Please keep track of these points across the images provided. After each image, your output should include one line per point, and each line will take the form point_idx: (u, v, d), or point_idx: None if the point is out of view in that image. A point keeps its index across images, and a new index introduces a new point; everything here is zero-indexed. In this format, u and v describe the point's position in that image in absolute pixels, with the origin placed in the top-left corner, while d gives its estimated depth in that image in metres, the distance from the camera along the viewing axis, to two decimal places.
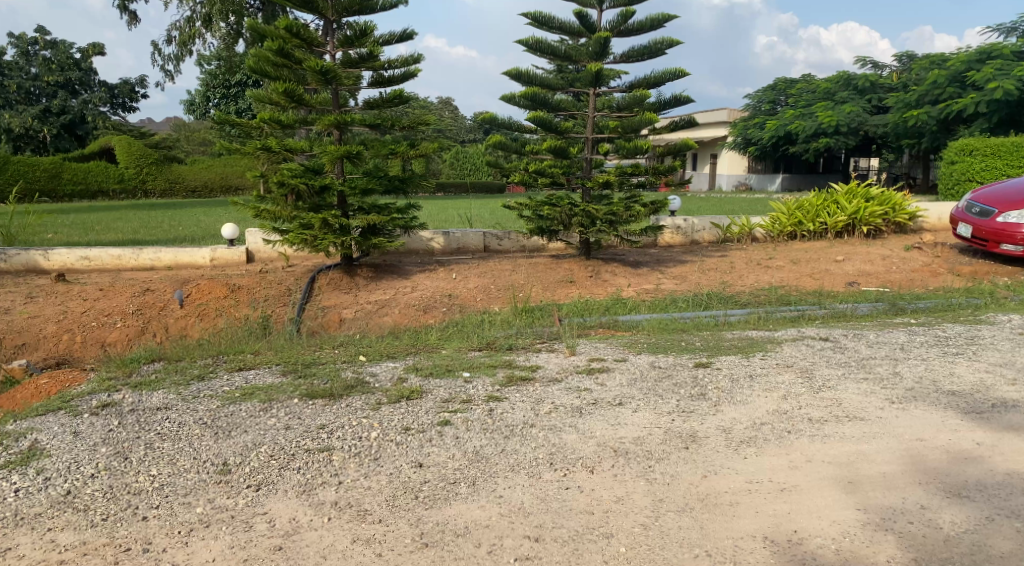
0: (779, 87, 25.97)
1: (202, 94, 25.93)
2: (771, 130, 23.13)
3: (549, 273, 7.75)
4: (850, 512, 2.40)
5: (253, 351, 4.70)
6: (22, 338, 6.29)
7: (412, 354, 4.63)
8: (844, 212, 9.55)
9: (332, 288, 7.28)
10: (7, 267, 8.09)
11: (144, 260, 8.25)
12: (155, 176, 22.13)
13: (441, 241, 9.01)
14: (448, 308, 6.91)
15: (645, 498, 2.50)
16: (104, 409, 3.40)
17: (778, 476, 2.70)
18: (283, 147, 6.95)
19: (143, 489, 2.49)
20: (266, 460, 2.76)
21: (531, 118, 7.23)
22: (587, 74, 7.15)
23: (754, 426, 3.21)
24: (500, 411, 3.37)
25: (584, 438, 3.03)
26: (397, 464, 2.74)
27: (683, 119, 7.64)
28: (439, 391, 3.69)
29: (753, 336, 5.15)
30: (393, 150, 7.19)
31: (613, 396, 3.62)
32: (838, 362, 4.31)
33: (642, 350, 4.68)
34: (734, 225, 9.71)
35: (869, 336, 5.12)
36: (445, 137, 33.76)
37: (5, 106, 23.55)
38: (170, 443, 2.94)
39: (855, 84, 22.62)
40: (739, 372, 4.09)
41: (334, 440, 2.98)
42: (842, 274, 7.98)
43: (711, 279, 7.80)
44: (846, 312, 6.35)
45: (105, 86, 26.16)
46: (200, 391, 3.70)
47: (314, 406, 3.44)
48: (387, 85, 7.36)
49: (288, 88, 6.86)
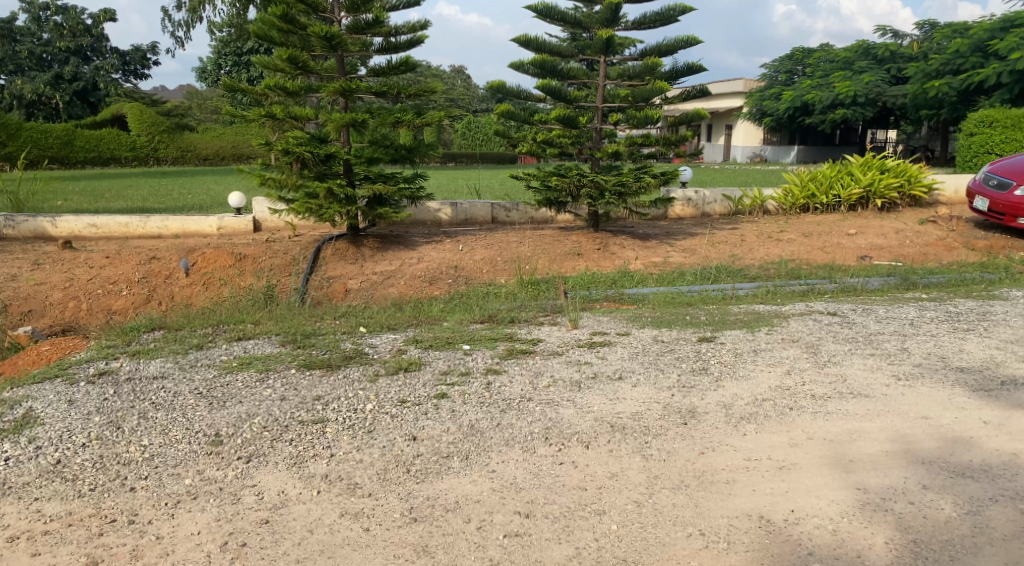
0: (796, 56, 25.41)
1: (213, 62, 25.71)
2: (787, 100, 22.71)
3: (556, 245, 7.66)
4: (848, 492, 2.35)
5: (254, 321, 4.68)
6: (28, 305, 6.31)
7: (414, 326, 4.59)
8: (858, 184, 9.36)
9: (337, 259, 7.23)
10: (16, 234, 8.12)
11: (152, 228, 8.25)
12: (167, 144, 22.08)
13: (449, 212, 8.93)
14: (454, 279, 6.86)
15: (641, 475, 2.45)
16: (101, 377, 3.40)
17: (777, 453, 2.65)
18: (288, 115, 6.88)
19: (133, 460, 2.48)
20: (258, 431, 2.74)
21: (540, 86, 7.09)
22: (598, 41, 6.98)
23: (756, 403, 3.15)
24: (498, 384, 3.33)
25: (582, 413, 2.99)
26: (391, 437, 2.71)
27: (695, 89, 7.47)
28: (438, 363, 3.66)
29: (760, 310, 5.08)
30: (399, 118, 7.03)
31: (613, 370, 3.58)
32: (845, 338, 4.23)
33: (646, 324, 4.62)
34: (746, 198, 9.56)
35: (879, 311, 5.03)
36: (457, 106, 33.42)
37: (17, 73, 23.59)
38: (163, 413, 2.93)
39: (874, 54, 22.12)
40: (743, 347, 4.02)
41: (328, 411, 2.96)
42: (853, 248, 7.85)
43: (720, 252, 7.69)
44: (857, 287, 6.24)
45: (117, 53, 26.00)
46: (199, 360, 3.68)
47: (312, 376, 3.42)
48: (394, 52, 7.22)
49: (292, 54, 6.77)
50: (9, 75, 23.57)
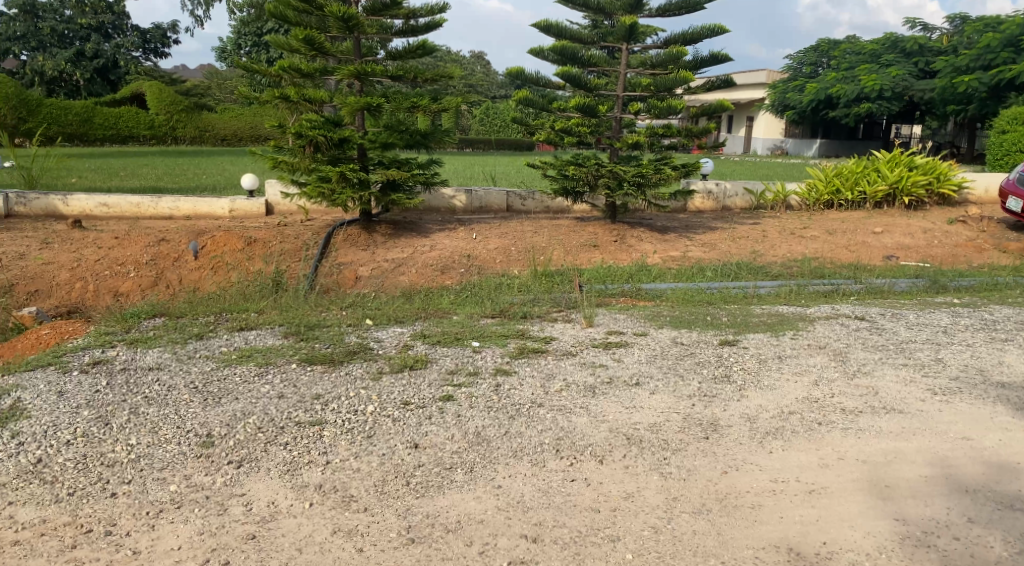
0: (822, 48, 24.79)
1: (233, 42, 25.48)
2: (812, 92, 22.21)
3: (572, 236, 7.46)
4: (885, 524, 2.16)
5: (258, 310, 4.53)
6: (35, 285, 6.19)
7: (421, 319, 4.41)
8: (885, 180, 9.06)
9: (348, 245, 7.08)
10: (27, 211, 8.02)
11: (163, 209, 8.14)
12: (185, 124, 21.94)
13: (464, 199, 8.74)
14: (467, 269, 6.68)
15: (658, 496, 2.28)
16: (95, 366, 3.24)
17: (806, 475, 2.47)
18: (302, 97, 6.71)
19: (118, 461, 2.30)
20: (252, 433, 2.58)
21: (560, 73, 6.88)
22: (621, 28, 6.73)
23: (782, 416, 2.96)
24: (507, 387, 3.16)
25: (595, 422, 2.81)
26: (391, 443, 2.55)
27: (721, 79, 7.20)
28: (446, 361, 3.50)
29: (784, 312, 4.86)
30: (415, 103, 6.83)
31: (630, 375, 3.39)
32: (874, 345, 4.01)
33: (665, 324, 4.42)
34: (769, 192, 9.29)
35: (909, 316, 4.79)
36: (477, 92, 33.10)
37: (39, 49, 23.65)
38: (155, 408, 2.76)
39: (902, 47, 21.60)
40: (767, 353, 3.81)
41: (327, 412, 2.80)
42: (880, 247, 7.58)
43: (741, 247, 7.46)
44: (884, 288, 6.01)
45: (137, 30, 25.88)
46: (197, 351, 3.54)
47: (312, 372, 3.27)
48: (411, 34, 7.02)
49: (307, 35, 6.59)
50: (31, 52, 23.65)
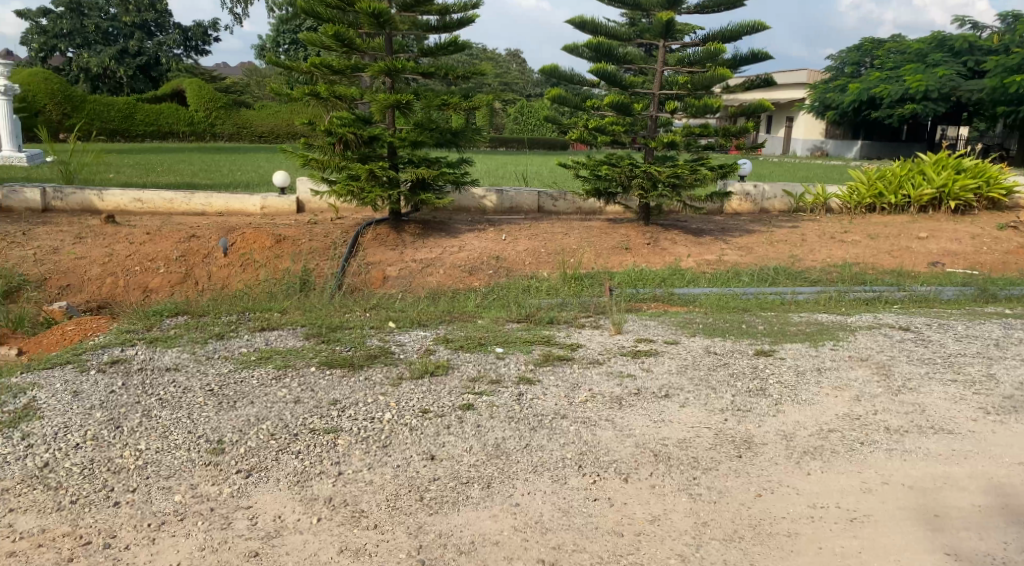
0: (865, 47, 24.10)
1: (272, 39, 25.66)
2: (853, 93, 21.52)
3: (604, 238, 7.30)
4: (935, 560, 1.99)
5: (281, 310, 4.47)
6: (67, 280, 6.26)
7: (445, 323, 4.31)
8: (931, 184, 8.71)
9: (377, 244, 7.02)
10: (64, 206, 8.13)
11: (196, 205, 8.19)
12: (224, 120, 22.24)
13: (494, 199, 8.63)
14: (495, 270, 6.58)
15: (686, 520, 2.14)
16: (112, 365, 3.21)
17: (846, 500, 2.30)
18: (332, 94, 6.66)
19: (124, 467, 2.23)
20: (264, 440, 2.49)
21: (594, 70, 6.73)
22: (657, 24, 6.55)
23: (820, 434, 2.78)
24: (530, 397, 3.03)
25: (621, 437, 2.67)
26: (406, 454, 2.45)
27: (760, 78, 6.97)
28: (468, 368, 3.39)
29: (823, 321, 4.64)
30: (446, 101, 6.74)
31: (659, 386, 3.23)
32: (920, 358, 3.78)
33: (697, 332, 4.25)
34: (808, 195, 9.03)
35: (957, 328, 4.54)
36: (512, 90, 33.00)
37: (85, 47, 24.22)
38: (168, 412, 2.70)
39: (950, 46, 20.91)
40: (805, 365, 3.62)
41: (343, 420, 2.71)
42: (925, 252, 7.28)
43: (779, 251, 7.22)
44: (929, 297, 5.74)
45: (180, 28, 26.30)
46: (217, 351, 3.48)
47: (331, 376, 3.18)
48: (444, 31, 6.92)
49: (338, 31, 6.53)
50: (78, 49, 24.23)
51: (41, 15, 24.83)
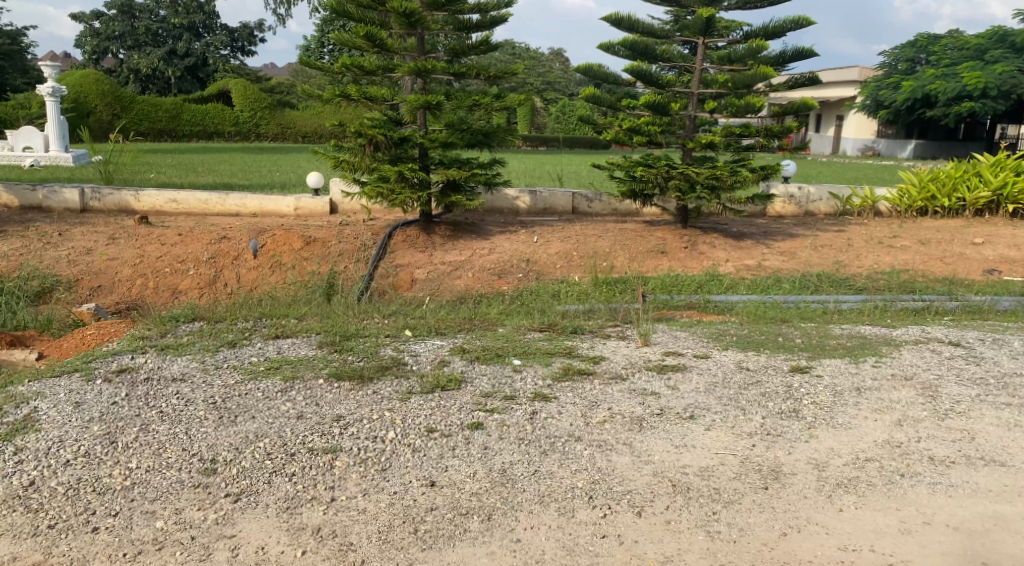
0: (920, 43, 23.19)
1: (315, 39, 25.88)
2: (906, 91, 20.73)
3: (639, 241, 7.07)
4: None
5: (298, 316, 4.38)
6: (99, 281, 6.33)
7: (464, 331, 4.16)
8: (988, 186, 8.26)
9: (406, 246, 6.92)
10: (102, 206, 8.24)
11: (230, 205, 8.23)
12: (268, 120, 22.54)
13: (527, 200, 8.46)
14: (525, 274, 6.42)
15: (702, 563, 1.95)
16: (119, 375, 3.20)
17: (883, 543, 2.07)
18: (363, 95, 6.57)
19: (110, 488, 2.20)
20: (260, 459, 2.42)
21: (630, 68, 6.53)
22: (697, 21, 6.29)
23: (857, 464, 2.54)
24: (544, 416, 2.86)
25: (638, 464, 2.49)
26: (405, 480, 2.33)
27: (805, 76, 6.66)
28: (481, 382, 3.23)
29: (866, 334, 4.35)
30: (477, 101, 6.59)
31: (683, 407, 3.02)
32: (971, 378, 3.48)
33: (729, 346, 4.01)
34: (856, 197, 8.60)
35: (1013, 343, 4.19)
36: (555, 88, 32.70)
37: (136, 49, 24.82)
38: (166, 426, 2.66)
39: (1012, 42, 20.11)
40: (843, 384, 3.36)
41: (344, 438, 2.60)
42: (979, 259, 6.86)
43: (823, 257, 6.89)
44: (983, 308, 5.38)
45: (226, 29, 26.74)
46: (226, 361, 3.44)
47: (339, 390, 3.06)
48: (475, 30, 6.77)
49: (369, 31, 6.43)
50: (130, 51, 24.86)
51: (95, 19, 25.52)
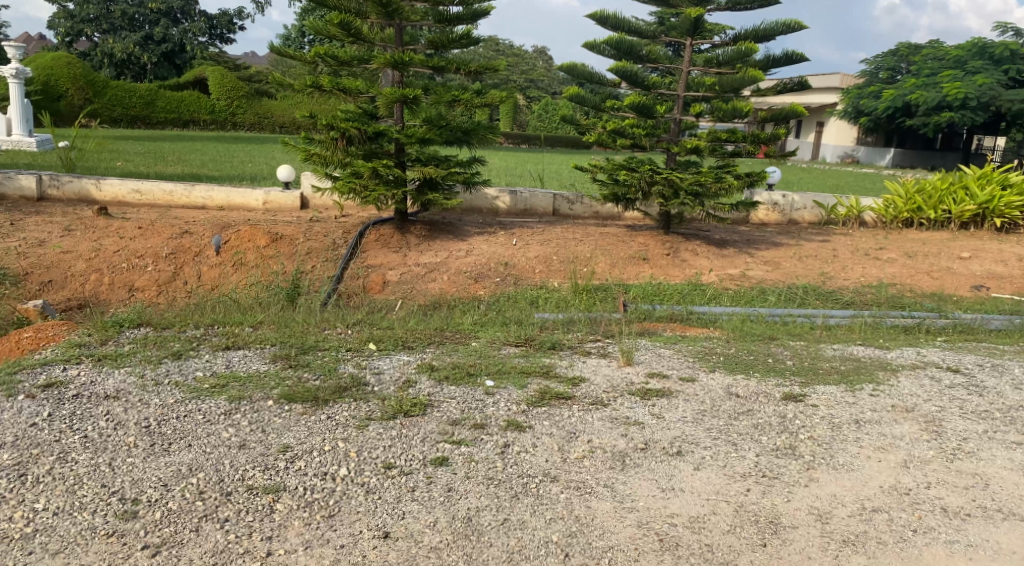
0: (901, 52, 23.25)
1: (296, 28, 25.36)
2: (888, 101, 20.80)
3: (621, 247, 6.80)
4: None
5: (255, 324, 4.05)
6: (49, 275, 5.91)
7: (434, 344, 3.86)
8: (974, 200, 8.09)
9: (379, 246, 6.57)
10: (60, 195, 7.80)
11: (196, 198, 7.82)
12: (245, 109, 22.12)
13: (507, 200, 8.16)
14: (502, 279, 6.12)
15: None
16: (44, 390, 2.86)
17: None
18: (336, 86, 6.21)
19: (6, 537, 1.93)
20: (190, 500, 2.13)
21: (614, 68, 6.24)
22: (685, 21, 6.04)
23: (862, 515, 2.28)
24: (516, 450, 2.57)
25: (621, 512, 2.21)
26: (355, 530, 2.03)
27: (794, 81, 6.45)
28: (449, 406, 2.93)
29: (859, 356, 4.11)
30: (456, 96, 6.26)
31: (669, 441, 2.75)
32: (975, 412, 3.24)
33: (716, 367, 3.75)
34: (841, 207, 8.41)
35: (1013, 370, 3.98)
36: (538, 86, 32.41)
37: (110, 32, 24.11)
38: (88, 455, 2.36)
39: (990, 54, 20.16)
40: (841, 415, 3.11)
41: (290, 475, 2.29)
42: (967, 275, 6.68)
43: (808, 268, 6.67)
44: (974, 327, 5.19)
45: (205, 16, 26.09)
46: (167, 375, 3.10)
47: (288, 415, 2.74)
48: (455, 22, 6.43)
49: (343, 19, 6.07)
50: (104, 34, 24.13)
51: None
